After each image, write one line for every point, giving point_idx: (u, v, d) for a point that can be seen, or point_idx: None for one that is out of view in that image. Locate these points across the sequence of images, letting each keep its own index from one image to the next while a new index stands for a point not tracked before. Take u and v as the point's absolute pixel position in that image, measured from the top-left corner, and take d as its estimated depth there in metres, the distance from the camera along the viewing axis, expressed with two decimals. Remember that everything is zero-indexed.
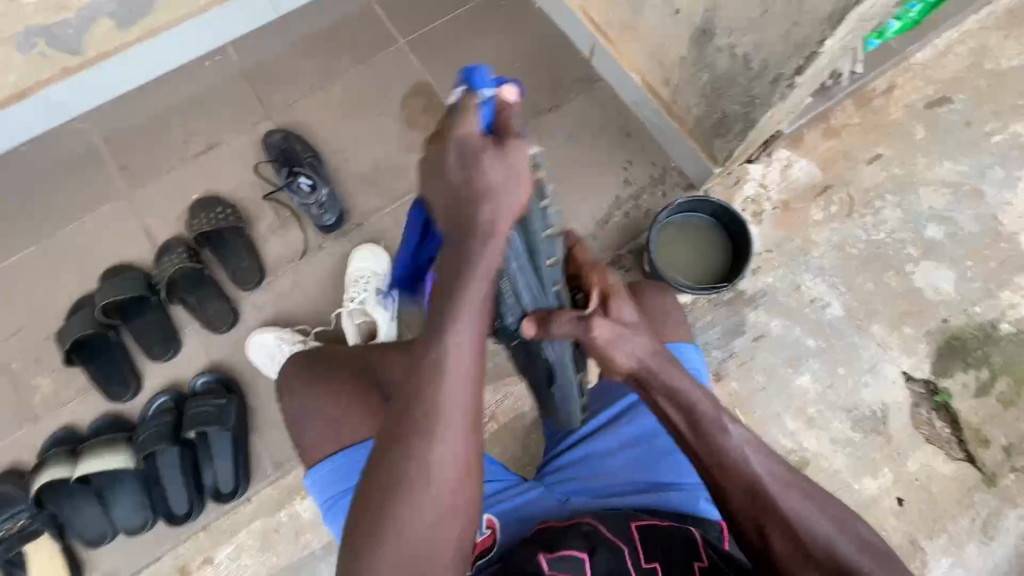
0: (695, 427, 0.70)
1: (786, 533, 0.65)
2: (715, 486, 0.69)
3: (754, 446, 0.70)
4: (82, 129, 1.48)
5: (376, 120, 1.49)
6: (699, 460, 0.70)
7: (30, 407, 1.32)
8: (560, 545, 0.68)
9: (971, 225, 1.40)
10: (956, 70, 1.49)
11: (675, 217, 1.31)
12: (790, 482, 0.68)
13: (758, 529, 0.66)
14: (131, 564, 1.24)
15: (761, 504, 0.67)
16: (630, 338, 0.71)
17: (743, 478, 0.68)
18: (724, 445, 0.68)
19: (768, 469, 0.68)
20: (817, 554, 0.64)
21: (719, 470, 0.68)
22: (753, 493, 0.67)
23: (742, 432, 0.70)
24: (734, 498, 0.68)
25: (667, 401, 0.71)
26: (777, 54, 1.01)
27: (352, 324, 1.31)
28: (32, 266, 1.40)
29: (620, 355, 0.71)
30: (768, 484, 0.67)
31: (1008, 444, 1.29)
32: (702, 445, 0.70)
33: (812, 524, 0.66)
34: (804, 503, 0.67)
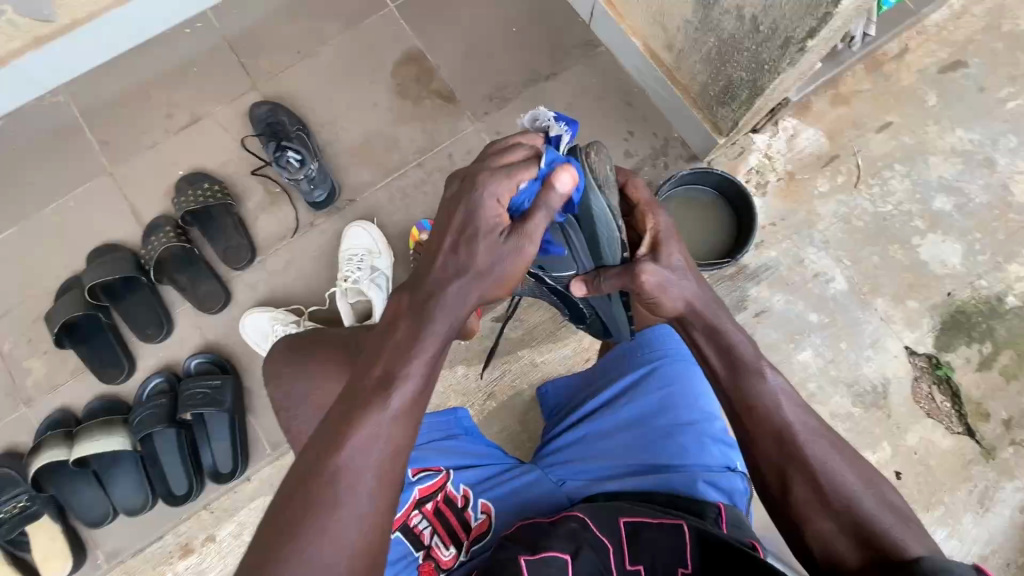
0: (732, 371, 0.72)
1: (810, 483, 0.64)
2: (743, 426, 0.70)
3: (791, 397, 0.70)
4: (60, 102, 1.42)
5: (367, 90, 1.43)
6: (732, 405, 0.71)
7: (24, 389, 1.31)
8: (542, 544, 0.66)
9: (981, 196, 1.36)
10: (973, 32, 1.42)
11: (677, 189, 1.27)
12: (823, 435, 0.67)
13: (781, 480, 0.65)
14: (134, 543, 1.24)
15: (788, 452, 0.66)
16: (678, 280, 0.76)
17: (776, 420, 0.68)
18: (760, 388, 0.70)
19: (802, 420, 0.68)
20: (839, 507, 0.62)
21: (750, 413, 0.69)
22: (782, 441, 0.67)
23: (779, 380, 0.71)
24: (762, 446, 0.68)
25: (705, 340, 0.75)
26: (788, 15, 0.96)
27: (347, 303, 1.28)
28: (17, 246, 1.37)
29: (670, 296, 0.76)
30: (799, 432, 0.67)
31: (1008, 417, 1.28)
32: (734, 386, 0.71)
33: (837, 478, 0.64)
34: (833, 455, 0.65)
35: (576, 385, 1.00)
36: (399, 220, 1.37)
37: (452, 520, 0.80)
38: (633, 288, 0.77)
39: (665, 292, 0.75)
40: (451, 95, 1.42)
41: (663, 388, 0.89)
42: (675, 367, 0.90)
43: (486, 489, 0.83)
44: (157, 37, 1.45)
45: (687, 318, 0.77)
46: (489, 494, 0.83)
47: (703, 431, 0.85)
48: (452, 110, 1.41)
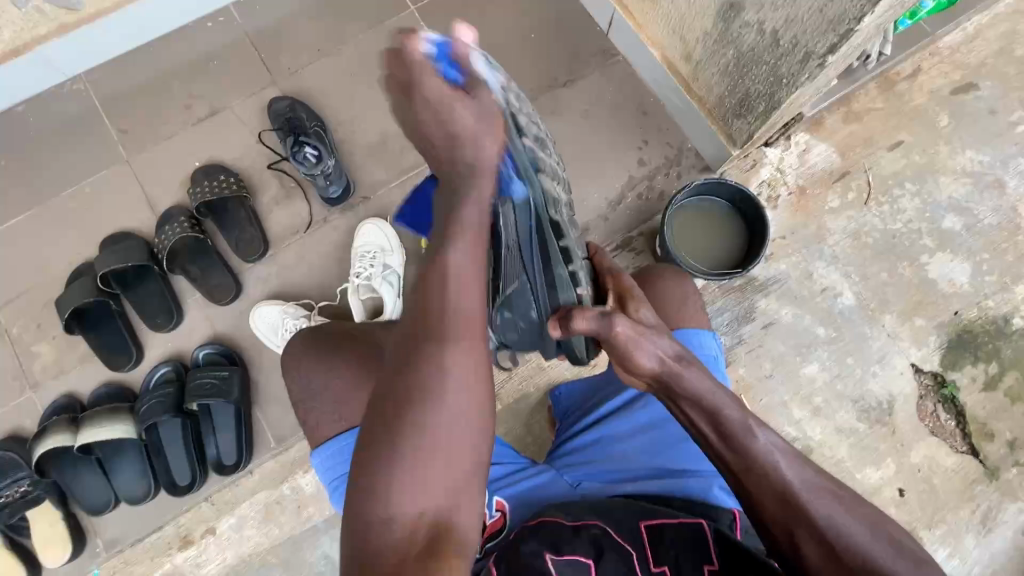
0: (721, 436, 0.68)
1: (819, 542, 0.62)
2: (740, 487, 0.67)
3: (781, 450, 0.67)
4: (80, 90, 1.43)
5: (385, 90, 1.44)
6: (730, 466, 0.68)
7: (30, 373, 1.31)
8: (566, 546, 0.65)
9: (990, 217, 1.37)
10: (985, 55, 1.44)
11: (691, 199, 1.28)
12: (825, 489, 0.65)
13: (789, 536, 0.64)
14: (134, 533, 1.24)
15: (793, 512, 0.64)
16: (652, 339, 0.69)
17: (776, 483, 0.65)
18: (752, 451, 0.66)
19: (801, 477, 0.66)
20: (854, 565, 0.61)
21: (750, 475, 0.66)
22: (785, 498, 0.65)
23: (769, 437, 0.67)
24: (766, 505, 0.65)
25: (693, 410, 0.69)
26: (808, 31, 0.97)
27: (358, 300, 1.28)
28: (31, 230, 1.37)
29: (643, 355, 0.69)
30: (799, 491, 0.65)
31: (1012, 438, 1.28)
32: (730, 452, 0.68)
33: (847, 531, 0.63)
34: (839, 509, 0.64)
35: (589, 388, 1.00)
36: None
37: None
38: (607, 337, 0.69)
39: (639, 350, 0.69)
40: None
41: None
42: None
43: (502, 488, 0.84)
44: (180, 29, 1.47)
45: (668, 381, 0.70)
46: (505, 492, 0.83)
47: None
48: None
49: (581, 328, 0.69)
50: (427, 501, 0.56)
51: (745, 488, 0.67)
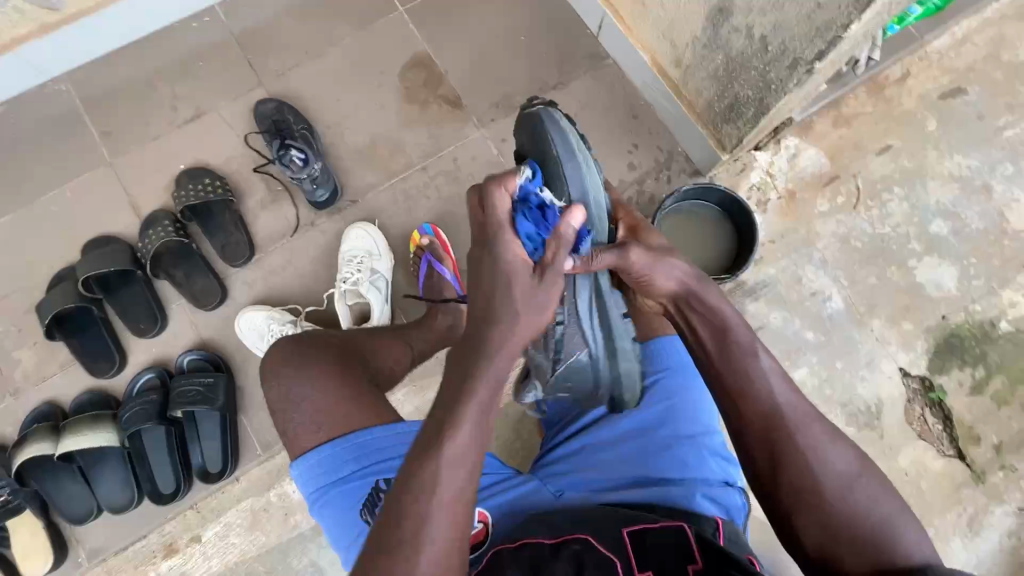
0: (721, 344, 0.72)
1: (798, 469, 0.65)
2: (732, 408, 0.70)
3: (779, 374, 0.70)
4: (62, 90, 1.40)
5: (373, 92, 1.43)
6: (722, 387, 0.71)
7: (11, 379, 1.29)
8: (545, 568, 0.66)
9: (977, 221, 1.38)
10: (973, 60, 1.44)
11: (681, 203, 1.28)
12: (811, 414, 0.68)
13: (771, 458, 0.66)
14: (117, 541, 1.22)
15: (776, 439, 0.66)
16: (666, 262, 0.73)
17: (765, 400, 0.68)
18: (750, 371, 0.70)
19: (793, 402, 0.68)
20: (831, 498, 0.63)
21: (739, 399, 0.69)
22: (770, 416, 0.68)
23: (771, 361, 0.71)
24: (750, 419, 0.68)
25: (700, 326, 0.74)
26: (797, 37, 0.97)
27: (345, 305, 1.27)
28: (12, 234, 1.35)
29: (660, 277, 0.73)
30: (785, 409, 0.68)
31: (999, 442, 1.29)
32: (727, 370, 0.71)
33: (827, 463, 0.65)
34: (824, 438, 0.66)
35: None
36: (400, 222, 1.37)
37: None
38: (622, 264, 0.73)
39: (654, 270, 0.73)
40: (457, 100, 1.42)
41: (662, 401, 0.90)
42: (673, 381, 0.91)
43: (485, 498, 0.83)
44: (166, 29, 1.44)
45: (681, 298, 0.74)
46: (488, 503, 0.82)
47: (702, 445, 0.85)
48: (458, 116, 1.41)
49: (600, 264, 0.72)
50: (421, 562, 0.57)
51: (732, 399, 0.70)
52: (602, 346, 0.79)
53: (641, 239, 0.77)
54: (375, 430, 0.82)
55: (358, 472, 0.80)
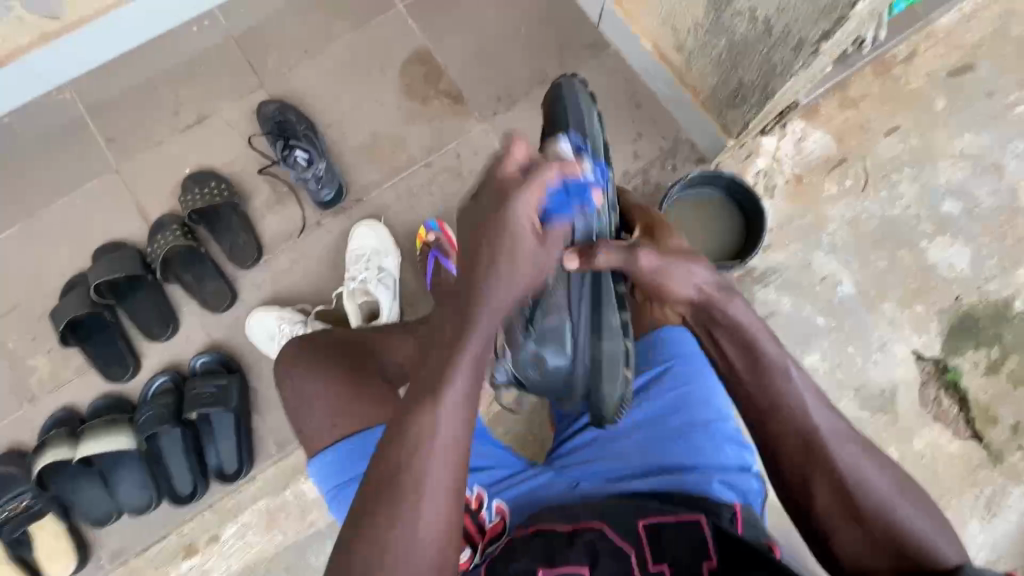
0: (755, 370, 0.70)
1: (833, 487, 0.65)
2: (766, 432, 0.69)
3: (816, 395, 0.69)
4: (65, 98, 1.41)
5: (375, 90, 1.42)
6: (755, 407, 0.70)
7: (28, 386, 1.30)
8: (559, 559, 0.67)
9: (989, 200, 1.36)
10: (981, 36, 1.42)
11: (688, 191, 1.27)
12: (849, 436, 0.68)
13: (805, 482, 0.66)
14: (138, 542, 1.24)
15: (814, 457, 0.66)
16: (690, 266, 0.71)
17: (802, 424, 0.67)
18: (783, 389, 0.69)
19: (829, 421, 0.68)
20: (870, 516, 0.64)
21: (773, 416, 0.69)
22: (808, 445, 0.67)
23: (802, 377, 0.70)
24: (787, 450, 0.68)
25: (730, 343, 0.71)
26: (801, 19, 0.96)
27: (354, 304, 1.26)
28: (23, 242, 1.36)
29: (676, 282, 0.71)
30: (825, 435, 0.67)
31: (1015, 422, 1.28)
32: (758, 389, 0.70)
33: (864, 482, 0.65)
34: (863, 458, 0.66)
35: None
36: (406, 220, 1.37)
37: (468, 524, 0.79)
38: (630, 268, 0.72)
39: (672, 277, 0.71)
40: (459, 95, 1.41)
41: (677, 387, 0.88)
42: (687, 366, 0.90)
43: (500, 491, 0.84)
44: (165, 33, 1.45)
45: (705, 313, 0.72)
46: (503, 495, 0.84)
47: (717, 430, 0.85)
48: (460, 111, 1.41)
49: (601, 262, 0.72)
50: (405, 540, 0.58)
51: (768, 427, 0.69)
52: (587, 318, 0.79)
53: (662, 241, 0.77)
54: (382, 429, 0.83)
55: None
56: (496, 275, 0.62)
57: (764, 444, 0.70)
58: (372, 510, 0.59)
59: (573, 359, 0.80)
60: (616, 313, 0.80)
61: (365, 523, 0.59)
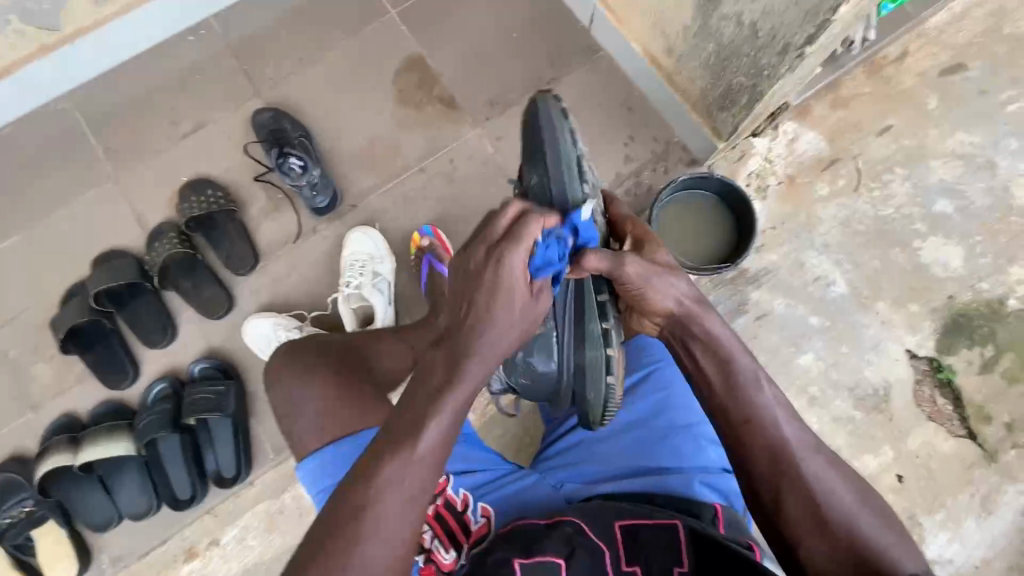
0: (728, 385, 0.71)
1: (803, 499, 0.65)
2: (738, 442, 0.70)
3: (786, 410, 0.71)
4: (64, 109, 1.43)
5: (369, 96, 1.44)
6: (728, 420, 0.71)
7: (30, 393, 1.32)
8: (537, 547, 0.67)
9: (982, 199, 1.36)
10: (973, 35, 1.42)
11: (678, 194, 1.28)
12: (816, 450, 0.69)
13: (775, 495, 0.66)
14: (139, 547, 1.26)
15: (782, 469, 0.67)
16: (668, 281, 0.74)
17: (771, 435, 0.69)
18: (755, 401, 0.70)
19: (798, 435, 0.69)
20: (836, 528, 0.63)
21: (746, 428, 0.69)
22: (776, 459, 0.68)
23: (775, 394, 0.71)
24: (757, 464, 0.68)
25: (705, 355, 0.74)
26: (786, 23, 0.96)
27: (348, 308, 1.29)
28: (23, 251, 1.38)
29: (658, 294, 0.74)
30: (795, 449, 0.68)
31: (1010, 420, 1.28)
32: (732, 401, 0.71)
33: (832, 495, 0.65)
34: (829, 471, 0.67)
35: None
36: (401, 225, 1.38)
37: (452, 523, 0.80)
38: (614, 275, 0.75)
39: (651, 286, 0.74)
40: (452, 101, 1.42)
41: (661, 390, 0.90)
42: (671, 370, 0.91)
43: (486, 492, 0.85)
44: (163, 43, 1.46)
45: (680, 322, 0.75)
46: (489, 498, 0.84)
47: (699, 433, 0.85)
48: (453, 117, 1.42)
49: (589, 267, 0.74)
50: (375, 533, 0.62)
51: (739, 439, 0.70)
52: (569, 329, 0.81)
53: (646, 256, 0.79)
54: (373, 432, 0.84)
55: None
56: (491, 322, 0.65)
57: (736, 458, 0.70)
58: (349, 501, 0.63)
59: (560, 366, 0.82)
60: (598, 323, 0.80)
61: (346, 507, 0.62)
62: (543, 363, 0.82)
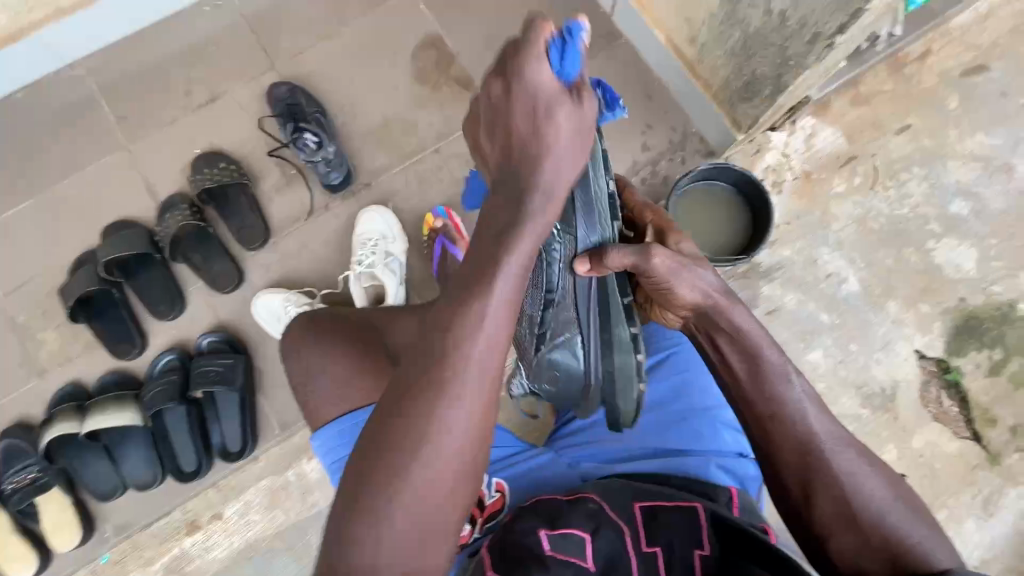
0: (755, 379, 0.70)
1: (834, 495, 0.65)
2: (764, 435, 0.69)
3: (814, 402, 0.69)
4: (76, 75, 1.41)
5: (386, 75, 1.42)
6: (753, 412, 0.70)
7: (36, 360, 1.32)
8: (561, 521, 0.67)
9: (998, 202, 1.36)
10: (997, 36, 1.41)
11: (696, 184, 1.27)
12: (847, 442, 0.68)
13: (805, 490, 0.66)
14: (142, 516, 1.26)
15: (812, 464, 0.66)
16: (694, 271, 0.72)
17: (800, 431, 0.68)
18: (783, 397, 0.68)
19: (826, 428, 0.68)
20: (868, 524, 0.63)
21: (773, 421, 0.68)
22: (806, 452, 0.67)
23: (803, 387, 0.69)
24: (785, 456, 0.68)
25: (729, 348, 0.72)
26: (818, 11, 0.95)
27: (360, 287, 1.28)
28: (33, 217, 1.37)
29: (683, 287, 0.72)
30: (823, 442, 0.67)
31: (1015, 424, 1.28)
32: (758, 394, 0.70)
33: (863, 490, 0.65)
34: (859, 465, 0.66)
35: None
36: (414, 206, 1.37)
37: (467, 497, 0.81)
38: (642, 267, 0.72)
39: (678, 279, 0.72)
40: (469, 82, 1.41)
41: (678, 374, 0.90)
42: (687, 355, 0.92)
43: (502, 468, 0.85)
44: (179, 12, 1.44)
45: (708, 316, 0.72)
46: (504, 473, 0.85)
47: (714, 417, 0.86)
48: (470, 98, 1.40)
49: (614, 265, 0.73)
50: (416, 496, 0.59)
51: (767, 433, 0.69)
52: (596, 332, 0.79)
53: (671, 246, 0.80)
54: None
55: None
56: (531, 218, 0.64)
57: (764, 452, 0.69)
58: (379, 461, 0.59)
59: (584, 370, 0.82)
60: (625, 327, 0.79)
61: (377, 477, 0.59)
62: (563, 372, 0.85)
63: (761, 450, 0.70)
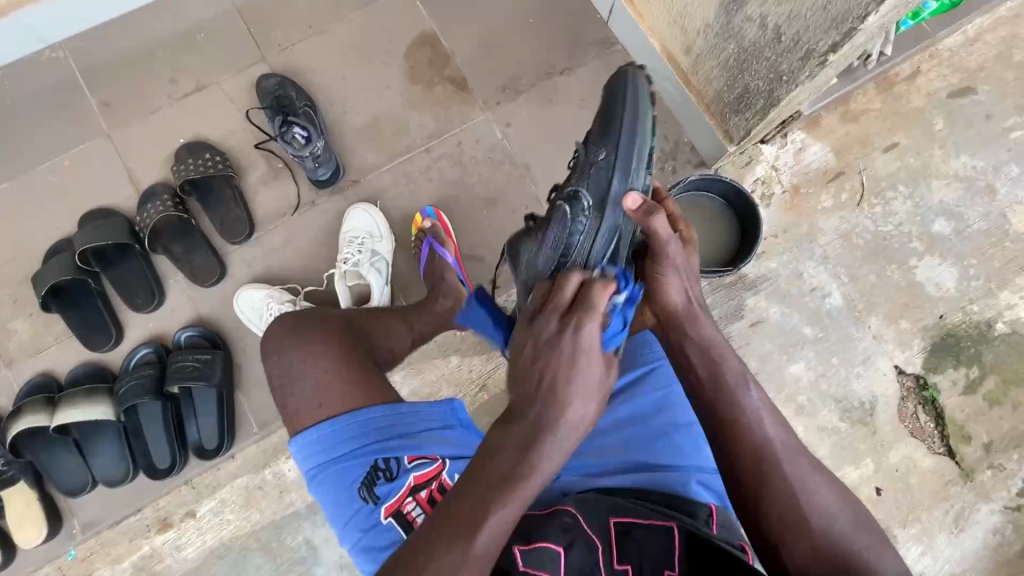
0: (716, 379, 0.72)
1: (785, 500, 0.65)
2: (724, 441, 0.70)
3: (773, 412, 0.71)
4: (57, 57, 1.37)
5: (379, 71, 1.40)
6: (715, 414, 0.71)
7: (7, 350, 1.28)
8: (535, 535, 0.68)
9: (979, 222, 1.38)
10: (984, 59, 1.43)
11: (685, 195, 1.27)
12: (799, 451, 0.69)
13: (759, 494, 0.66)
14: (112, 514, 1.23)
15: (765, 471, 0.67)
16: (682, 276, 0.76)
17: (756, 437, 0.69)
18: (739, 401, 0.70)
19: (782, 437, 0.69)
20: (817, 531, 0.64)
21: (734, 426, 0.69)
22: (760, 459, 0.68)
23: (761, 395, 0.72)
24: (740, 462, 0.68)
25: (696, 355, 0.74)
26: (812, 28, 0.95)
27: (344, 286, 1.27)
28: (7, 202, 1.33)
29: (672, 285, 0.75)
30: (778, 449, 0.68)
31: (989, 441, 1.30)
32: (719, 397, 0.71)
33: (813, 497, 0.66)
34: (812, 472, 0.68)
35: None
36: (402, 205, 1.36)
37: None
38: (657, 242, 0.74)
39: (672, 276, 0.75)
40: (464, 82, 1.40)
41: (660, 388, 0.91)
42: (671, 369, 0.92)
43: None
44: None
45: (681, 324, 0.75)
46: None
47: (696, 432, 0.86)
48: (464, 99, 1.39)
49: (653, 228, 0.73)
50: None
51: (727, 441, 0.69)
52: None
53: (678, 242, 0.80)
54: (374, 411, 0.82)
55: (360, 449, 0.80)
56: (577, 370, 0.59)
57: (727, 459, 0.69)
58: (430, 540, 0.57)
59: None
60: None
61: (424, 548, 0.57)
62: None
63: (719, 453, 0.70)
